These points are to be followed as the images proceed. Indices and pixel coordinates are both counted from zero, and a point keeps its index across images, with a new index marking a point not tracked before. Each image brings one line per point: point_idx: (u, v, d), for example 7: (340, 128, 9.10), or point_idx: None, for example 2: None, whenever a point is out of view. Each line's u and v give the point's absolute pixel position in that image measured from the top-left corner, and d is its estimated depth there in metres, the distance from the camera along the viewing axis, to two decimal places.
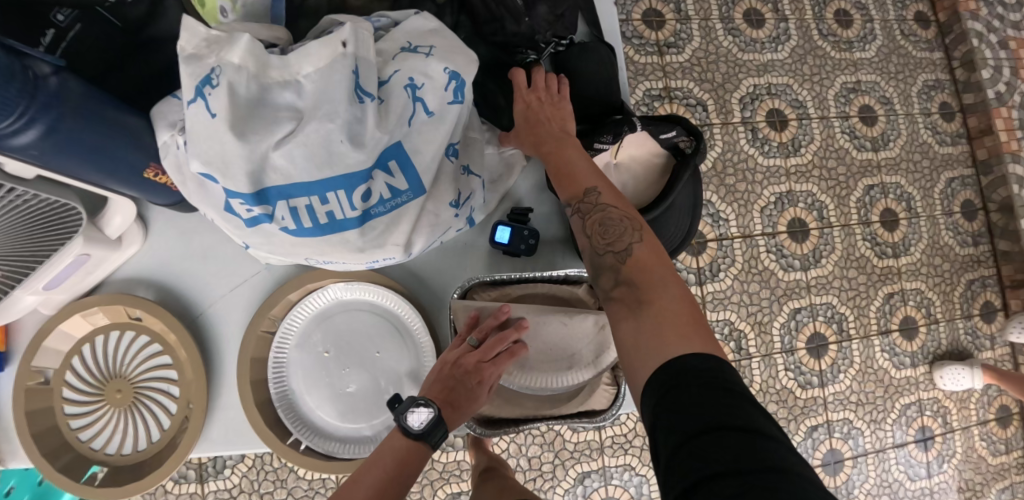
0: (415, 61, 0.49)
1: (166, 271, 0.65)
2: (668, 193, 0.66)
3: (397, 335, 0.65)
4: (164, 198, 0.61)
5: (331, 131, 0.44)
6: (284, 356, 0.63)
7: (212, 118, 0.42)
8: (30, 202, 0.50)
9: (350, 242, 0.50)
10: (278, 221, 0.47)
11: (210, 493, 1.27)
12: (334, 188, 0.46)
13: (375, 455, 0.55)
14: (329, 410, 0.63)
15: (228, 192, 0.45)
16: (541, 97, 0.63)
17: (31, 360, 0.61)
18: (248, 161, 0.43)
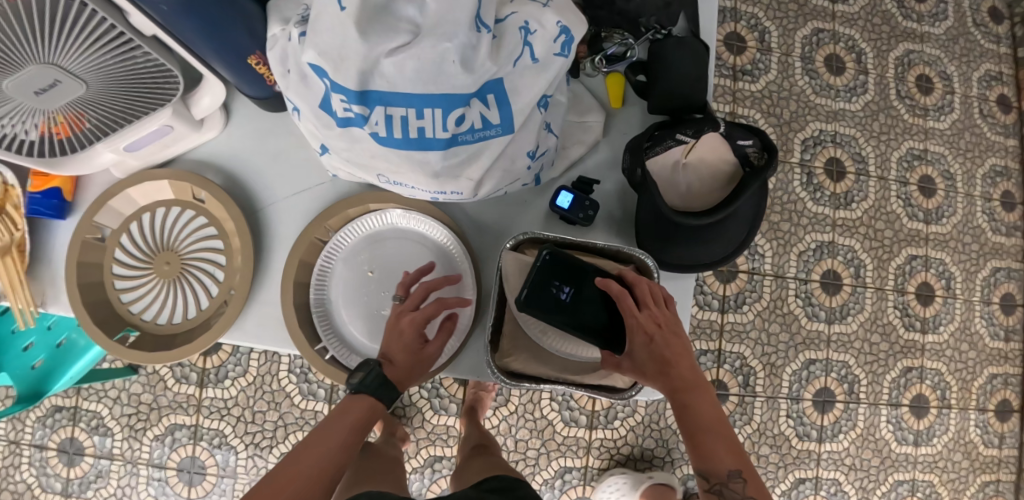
0: (532, 8, 0.50)
1: (237, 162, 0.67)
2: (733, 200, 0.66)
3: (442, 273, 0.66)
4: (257, 92, 0.62)
5: (447, 50, 0.45)
6: (329, 266, 0.65)
7: (341, 12, 0.44)
8: (136, 59, 0.51)
9: (431, 161, 0.52)
10: (371, 125, 0.49)
11: (207, 398, 1.33)
12: (433, 105, 0.47)
13: (351, 406, 0.58)
14: (361, 328, 0.65)
15: (333, 86, 0.46)
16: (663, 325, 0.59)
17: (94, 214, 0.64)
18: (363, 61, 0.44)
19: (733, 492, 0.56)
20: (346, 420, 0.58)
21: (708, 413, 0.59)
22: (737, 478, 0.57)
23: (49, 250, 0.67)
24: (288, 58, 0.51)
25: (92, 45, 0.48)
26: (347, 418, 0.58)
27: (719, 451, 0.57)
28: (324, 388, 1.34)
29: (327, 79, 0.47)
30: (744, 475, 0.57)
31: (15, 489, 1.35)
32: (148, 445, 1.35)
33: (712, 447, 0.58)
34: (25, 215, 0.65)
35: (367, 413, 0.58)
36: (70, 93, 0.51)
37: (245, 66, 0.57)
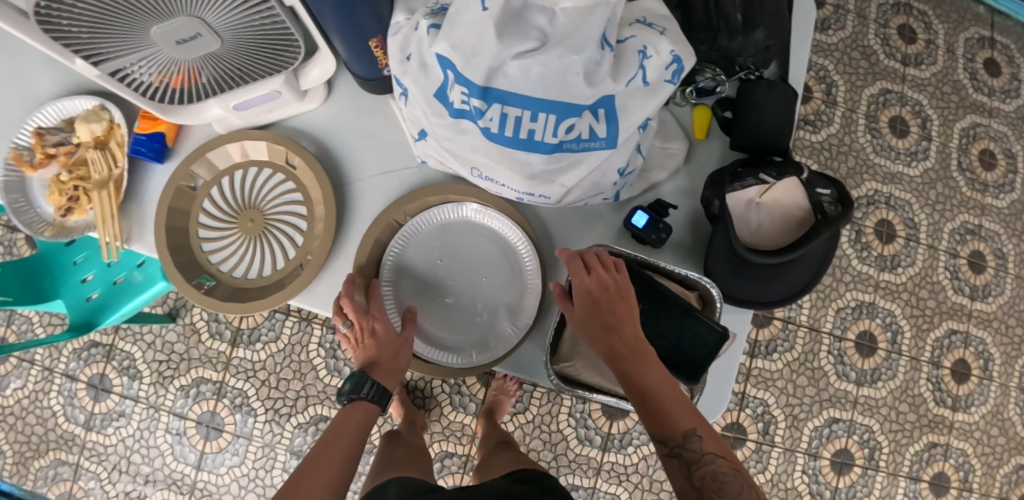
0: (650, 33, 0.53)
1: (330, 135, 0.69)
2: (801, 245, 0.68)
3: (508, 272, 0.68)
4: (365, 73, 0.65)
5: (573, 62, 0.48)
6: (399, 248, 0.67)
7: (483, 11, 0.46)
8: (268, 22, 0.52)
9: (533, 162, 0.55)
10: (485, 120, 0.52)
11: (236, 358, 1.36)
12: (548, 111, 0.51)
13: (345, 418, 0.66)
14: (426, 312, 0.68)
15: (458, 79, 0.50)
16: (610, 287, 0.60)
17: (190, 163, 0.68)
18: (492, 61, 0.48)
19: (693, 452, 0.55)
20: (349, 429, 0.64)
21: (658, 375, 0.57)
22: (693, 436, 0.55)
23: (142, 190, 0.71)
24: (412, 46, 0.54)
25: (239, 7, 0.49)
26: (345, 426, 0.65)
27: (676, 412, 0.56)
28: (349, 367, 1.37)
29: (453, 73, 0.50)
30: (700, 432, 0.56)
31: (40, 414, 1.38)
32: (172, 394, 1.38)
33: (668, 409, 0.56)
34: (127, 154, 0.69)
35: (365, 418, 0.66)
36: (204, 46, 0.53)
37: (364, 47, 0.60)
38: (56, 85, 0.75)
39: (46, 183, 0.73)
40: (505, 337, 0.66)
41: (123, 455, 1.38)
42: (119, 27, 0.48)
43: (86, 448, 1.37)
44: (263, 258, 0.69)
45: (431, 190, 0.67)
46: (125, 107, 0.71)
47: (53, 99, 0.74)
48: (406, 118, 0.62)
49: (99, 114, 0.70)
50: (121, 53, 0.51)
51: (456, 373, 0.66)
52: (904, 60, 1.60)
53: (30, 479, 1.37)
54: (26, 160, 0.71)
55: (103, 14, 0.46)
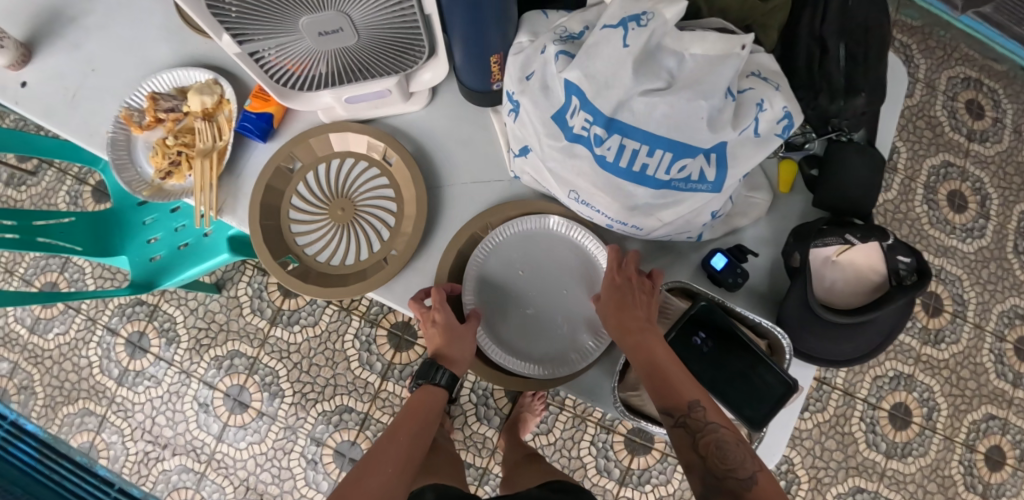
0: (767, 88, 0.55)
1: (432, 137, 0.72)
2: (873, 309, 0.68)
3: (587, 287, 0.69)
4: (476, 84, 0.67)
5: (700, 106, 0.51)
6: (484, 253, 0.69)
7: (624, 48, 0.50)
8: (405, 27, 0.55)
9: (638, 194, 0.58)
10: (602, 149, 0.55)
11: (272, 337, 1.35)
12: (666, 149, 0.54)
13: (416, 408, 0.67)
14: (505, 321, 0.69)
15: (586, 106, 0.53)
16: (631, 276, 0.65)
17: (291, 146, 0.70)
18: (623, 95, 0.51)
19: (698, 421, 0.56)
20: (418, 419, 0.66)
21: (662, 350, 0.60)
22: (698, 405, 0.57)
23: (240, 165, 0.73)
24: (536, 69, 0.58)
25: (386, 10, 0.52)
26: (413, 412, 0.67)
27: (681, 383, 0.58)
28: (382, 362, 1.35)
29: (579, 100, 0.54)
30: (704, 403, 0.57)
31: (77, 362, 1.41)
32: (205, 363, 1.38)
33: (671, 380, 0.58)
34: (234, 130, 0.71)
35: (432, 409, 0.68)
36: (340, 39, 0.55)
37: (484, 62, 0.63)
38: (172, 55, 0.79)
39: (150, 144, 0.77)
40: (585, 352, 0.67)
41: (148, 415, 1.38)
42: (274, 16, 0.51)
43: (115, 402, 1.39)
44: (348, 247, 0.71)
45: (513, 205, 0.69)
46: (238, 86, 0.75)
47: (168, 67, 0.78)
48: (510, 134, 0.65)
49: (212, 88, 0.74)
50: (263, 36, 0.54)
51: (545, 385, 0.66)
52: (969, 135, 1.58)
53: (56, 424, 1.38)
54: (135, 120, 0.75)
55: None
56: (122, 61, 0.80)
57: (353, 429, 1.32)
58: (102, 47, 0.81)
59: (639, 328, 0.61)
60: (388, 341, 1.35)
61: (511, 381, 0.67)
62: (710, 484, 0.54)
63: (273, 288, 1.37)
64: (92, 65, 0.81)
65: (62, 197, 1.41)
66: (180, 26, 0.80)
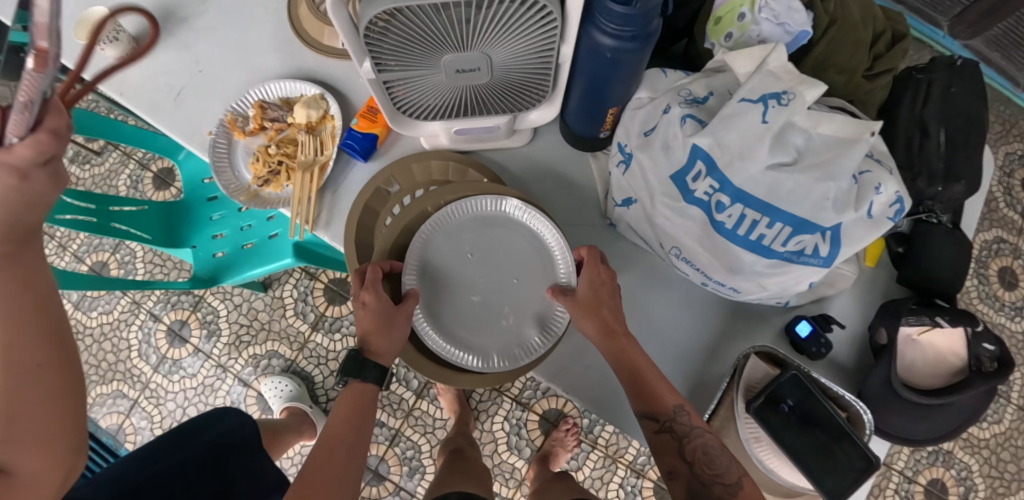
0: (883, 172, 0.56)
1: (532, 173, 0.74)
2: (951, 394, 0.68)
3: (538, 275, 0.69)
4: (583, 130, 0.70)
5: (828, 188, 0.53)
6: (429, 234, 0.68)
7: (763, 124, 0.52)
8: (538, 73, 0.58)
9: (747, 261, 0.59)
10: (722, 215, 0.57)
11: (312, 341, 1.33)
12: (785, 223, 0.56)
13: (349, 406, 0.67)
14: (452, 308, 0.68)
15: (714, 174, 0.55)
16: (605, 278, 0.67)
17: (398, 170, 0.72)
18: (752, 168, 0.53)
19: (684, 426, 0.62)
20: (354, 415, 0.66)
21: (643, 357, 0.65)
22: (681, 410, 0.62)
23: (339, 182, 0.74)
24: (657, 128, 0.60)
25: (526, 57, 0.55)
26: (349, 414, 0.66)
27: (663, 391, 0.63)
28: (419, 380, 1.30)
29: (704, 165, 0.56)
30: (686, 408, 0.63)
31: (116, 343, 1.38)
32: (243, 360, 1.34)
33: (655, 386, 0.63)
34: (337, 146, 0.73)
35: (364, 402, 0.68)
36: (473, 79, 0.57)
37: (600, 112, 0.65)
38: (279, 65, 0.81)
39: (249, 150, 0.78)
40: (531, 344, 0.67)
41: (180, 405, 1.34)
42: (421, 53, 0.53)
43: (149, 388, 1.35)
44: None
45: (467, 184, 0.69)
46: (342, 104, 0.77)
47: (276, 78, 0.80)
48: (615, 184, 0.67)
49: (318, 103, 0.75)
50: (403, 71, 0.56)
51: (484, 379, 0.66)
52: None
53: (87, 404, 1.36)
54: (239, 125, 0.77)
55: (417, 36, 0.51)
56: (228, 65, 0.83)
57: (383, 444, 1.27)
58: (211, 50, 0.83)
59: (620, 333, 0.65)
60: None
61: (445, 373, 0.67)
62: (699, 489, 0.59)
63: (318, 293, 1.35)
64: (198, 66, 0.83)
65: (122, 180, 1.43)
66: (289, 39, 0.82)
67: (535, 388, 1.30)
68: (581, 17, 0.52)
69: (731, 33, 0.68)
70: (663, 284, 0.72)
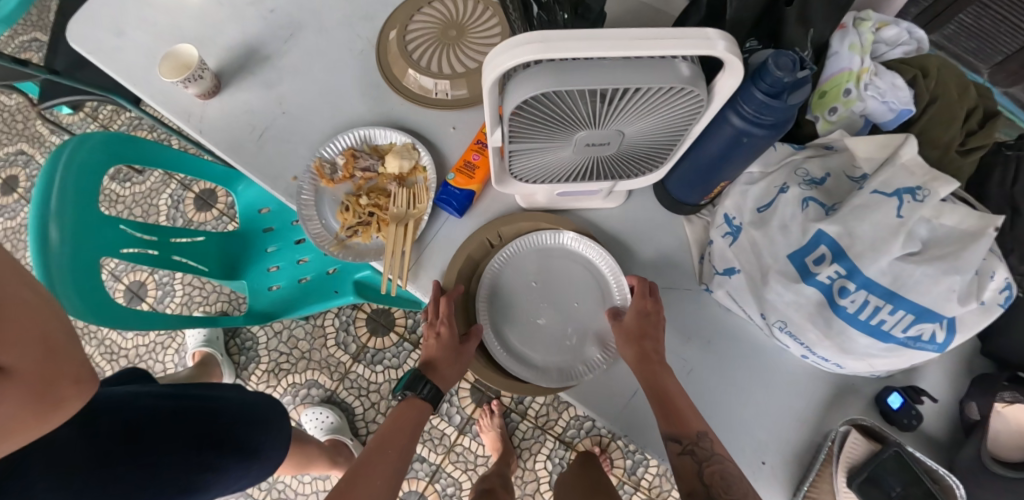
0: (996, 260, 0.56)
1: (628, 233, 0.74)
2: None
3: (598, 300, 0.72)
4: (683, 196, 0.70)
5: (956, 280, 0.54)
6: (497, 264, 0.71)
7: (899, 219, 0.53)
8: (664, 147, 0.58)
9: (861, 342, 0.60)
10: (845, 301, 0.58)
11: (353, 373, 1.31)
12: (908, 311, 0.56)
13: (399, 416, 0.73)
14: (516, 331, 0.70)
15: (842, 261, 0.56)
16: (651, 309, 0.67)
17: (501, 227, 0.72)
18: (882, 257, 0.54)
19: (705, 450, 0.59)
20: (405, 426, 0.72)
21: (676, 385, 0.64)
22: (705, 435, 0.61)
23: (430, 234, 0.73)
24: (775, 206, 0.61)
25: (658, 133, 0.55)
26: (400, 425, 0.72)
27: (688, 414, 0.62)
28: (461, 415, 1.29)
29: (829, 251, 0.57)
30: (711, 434, 0.61)
31: (151, 366, 1.36)
32: (281, 388, 1.31)
33: (683, 410, 0.62)
34: (433, 199, 0.72)
35: (417, 416, 0.73)
36: (599, 151, 0.57)
37: (711, 184, 0.65)
38: (366, 110, 0.81)
39: (336, 199, 0.77)
40: (593, 363, 0.69)
41: None
42: (559, 130, 0.53)
43: None
44: None
45: (524, 216, 0.73)
46: (435, 155, 0.77)
47: (364, 124, 0.79)
48: (717, 253, 0.68)
49: (411, 153, 0.75)
50: (533, 144, 0.55)
51: (525, 390, 0.69)
52: None
53: None
54: (326, 172, 0.75)
55: (561, 116, 0.51)
56: (314, 106, 0.82)
57: (423, 481, 1.25)
58: (296, 91, 0.83)
59: (657, 357, 0.65)
60: (471, 396, 1.29)
61: (513, 384, 0.69)
62: None
63: (361, 323, 1.33)
64: (282, 108, 0.82)
65: (163, 199, 1.41)
66: (377, 83, 0.82)
67: (578, 427, 1.28)
68: (724, 101, 0.52)
69: (835, 108, 0.69)
70: (767, 364, 0.71)
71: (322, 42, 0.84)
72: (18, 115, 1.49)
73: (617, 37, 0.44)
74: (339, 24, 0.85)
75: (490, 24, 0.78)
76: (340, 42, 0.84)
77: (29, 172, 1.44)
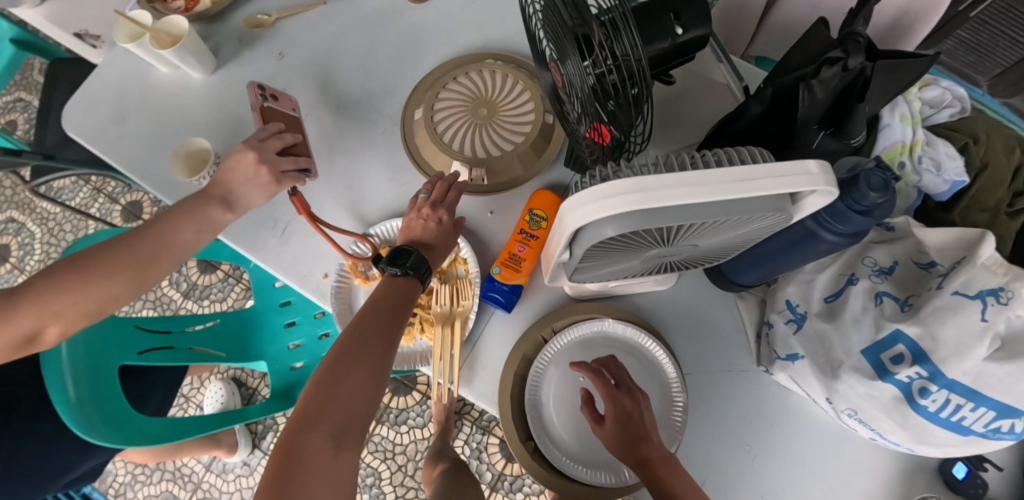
0: None
1: (680, 317, 0.72)
2: None
3: (652, 386, 0.68)
4: (738, 278, 0.67)
5: None
6: (542, 367, 0.68)
7: (984, 323, 0.51)
8: (732, 248, 0.56)
9: (936, 434, 0.59)
10: (926, 400, 0.56)
11: (376, 436, 1.25)
12: (991, 408, 0.54)
13: (382, 294, 0.62)
14: (572, 432, 0.66)
15: (923, 363, 0.54)
16: (624, 406, 0.61)
17: (554, 322, 0.69)
18: (965, 360, 0.52)
19: None
20: (387, 307, 0.61)
21: (687, 484, 0.57)
22: None
23: (480, 334, 0.70)
24: (845, 298, 0.60)
25: (729, 238, 0.51)
26: (389, 306, 0.61)
27: None
28: (492, 472, 1.22)
29: (908, 351, 0.55)
30: None
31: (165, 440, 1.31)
32: None
33: None
34: (478, 296, 0.69)
35: (406, 295, 0.63)
36: (666, 258, 0.54)
37: (771, 271, 0.62)
38: (396, 196, 0.77)
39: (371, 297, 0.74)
40: None
41: None
42: (625, 250, 0.50)
43: (201, 488, 1.28)
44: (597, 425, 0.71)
45: (573, 308, 0.69)
46: (474, 244, 0.73)
47: (396, 213, 0.76)
48: (776, 338, 0.66)
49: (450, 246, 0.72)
50: (600, 261, 0.52)
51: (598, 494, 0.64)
52: None
53: None
54: (361, 271, 0.73)
55: (624, 243, 0.48)
56: (340, 195, 0.77)
57: None
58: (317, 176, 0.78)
59: (651, 459, 0.58)
60: (500, 452, 1.23)
61: (555, 483, 0.65)
62: None
63: None
64: (305, 198, 0.77)
65: None
66: (405, 166, 0.78)
67: None
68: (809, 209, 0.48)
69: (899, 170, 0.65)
70: (835, 446, 0.69)
71: (342, 123, 0.81)
72: (8, 181, 1.44)
73: (711, 180, 0.40)
74: (360, 103, 0.81)
75: (525, 107, 0.74)
76: (361, 122, 0.80)
77: (20, 241, 1.38)
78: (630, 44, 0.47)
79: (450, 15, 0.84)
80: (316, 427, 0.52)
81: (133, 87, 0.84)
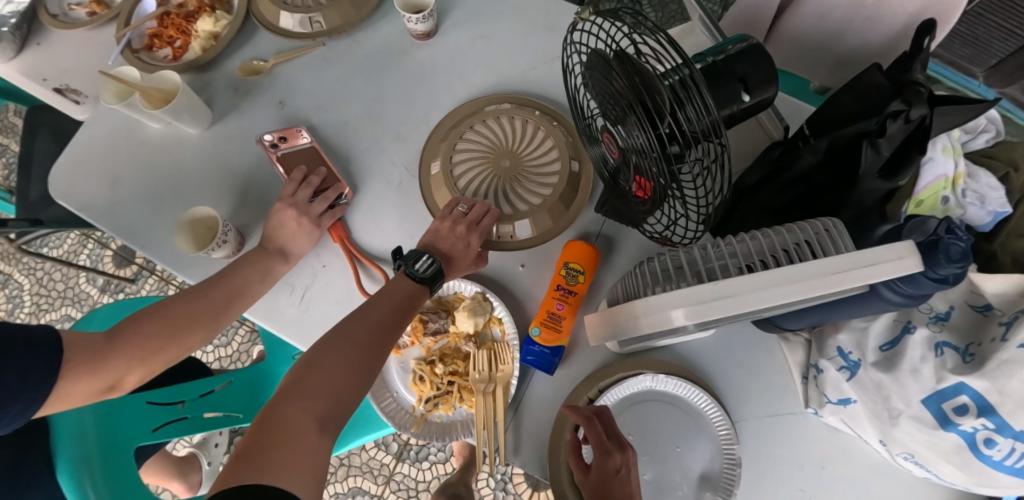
0: None
1: (723, 364, 0.71)
2: None
3: (702, 439, 0.66)
4: (782, 322, 0.65)
5: None
6: None
7: None
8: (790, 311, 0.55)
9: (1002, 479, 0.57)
10: (991, 449, 0.54)
11: (398, 474, 1.23)
12: None
13: (386, 289, 0.65)
14: None
15: (988, 414, 0.53)
16: (605, 456, 0.57)
17: (598, 381, 0.67)
18: None
19: None
20: (386, 300, 0.63)
21: None
22: None
23: (523, 397, 0.67)
24: (902, 347, 0.58)
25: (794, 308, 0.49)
26: (392, 300, 0.64)
27: None
28: None
29: (973, 403, 0.53)
30: None
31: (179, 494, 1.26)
32: None
33: None
34: (515, 358, 0.66)
35: (410, 295, 0.65)
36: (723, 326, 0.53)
37: (819, 320, 0.61)
38: None
39: (404, 366, 0.70)
40: None
41: None
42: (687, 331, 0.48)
43: None
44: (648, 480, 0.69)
45: (617, 365, 0.67)
46: (506, 301, 0.70)
47: None
48: (825, 382, 0.65)
49: (483, 306, 0.67)
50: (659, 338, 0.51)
51: None
52: None
53: None
54: None
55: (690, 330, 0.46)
56: (358, 253, 0.73)
57: None
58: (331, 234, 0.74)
59: None
60: (526, 481, 1.21)
61: None
62: None
63: None
64: (321, 260, 0.73)
65: None
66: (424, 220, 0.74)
67: None
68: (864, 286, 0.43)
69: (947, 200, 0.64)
70: (889, 486, 0.68)
71: (354, 175, 0.76)
72: None
73: (795, 277, 0.40)
74: (370, 152, 0.77)
75: (548, 154, 0.71)
76: (374, 173, 0.76)
77: (7, 294, 1.30)
78: (700, 108, 0.42)
79: (459, 52, 0.79)
80: (299, 404, 0.54)
81: (126, 145, 0.78)
